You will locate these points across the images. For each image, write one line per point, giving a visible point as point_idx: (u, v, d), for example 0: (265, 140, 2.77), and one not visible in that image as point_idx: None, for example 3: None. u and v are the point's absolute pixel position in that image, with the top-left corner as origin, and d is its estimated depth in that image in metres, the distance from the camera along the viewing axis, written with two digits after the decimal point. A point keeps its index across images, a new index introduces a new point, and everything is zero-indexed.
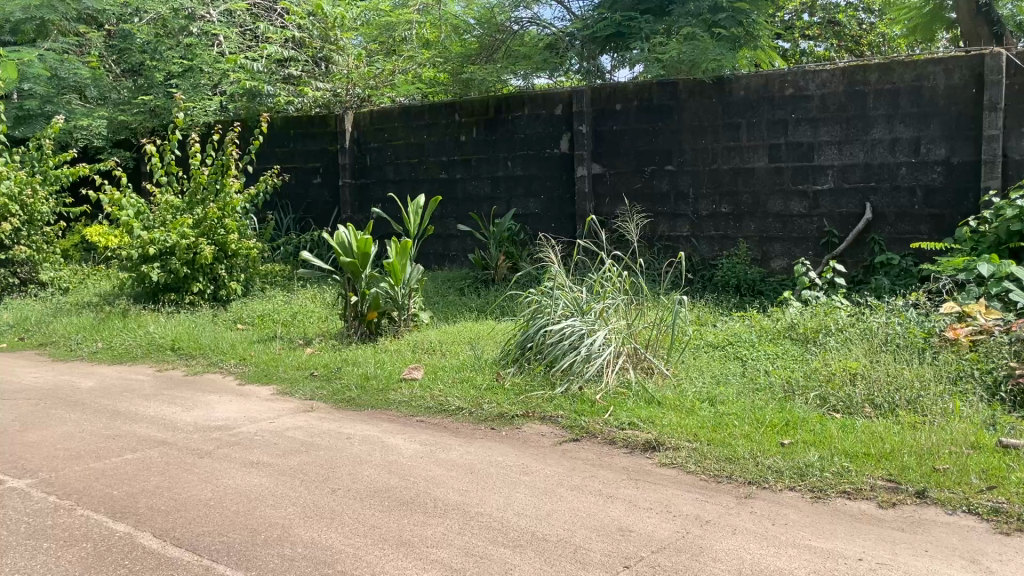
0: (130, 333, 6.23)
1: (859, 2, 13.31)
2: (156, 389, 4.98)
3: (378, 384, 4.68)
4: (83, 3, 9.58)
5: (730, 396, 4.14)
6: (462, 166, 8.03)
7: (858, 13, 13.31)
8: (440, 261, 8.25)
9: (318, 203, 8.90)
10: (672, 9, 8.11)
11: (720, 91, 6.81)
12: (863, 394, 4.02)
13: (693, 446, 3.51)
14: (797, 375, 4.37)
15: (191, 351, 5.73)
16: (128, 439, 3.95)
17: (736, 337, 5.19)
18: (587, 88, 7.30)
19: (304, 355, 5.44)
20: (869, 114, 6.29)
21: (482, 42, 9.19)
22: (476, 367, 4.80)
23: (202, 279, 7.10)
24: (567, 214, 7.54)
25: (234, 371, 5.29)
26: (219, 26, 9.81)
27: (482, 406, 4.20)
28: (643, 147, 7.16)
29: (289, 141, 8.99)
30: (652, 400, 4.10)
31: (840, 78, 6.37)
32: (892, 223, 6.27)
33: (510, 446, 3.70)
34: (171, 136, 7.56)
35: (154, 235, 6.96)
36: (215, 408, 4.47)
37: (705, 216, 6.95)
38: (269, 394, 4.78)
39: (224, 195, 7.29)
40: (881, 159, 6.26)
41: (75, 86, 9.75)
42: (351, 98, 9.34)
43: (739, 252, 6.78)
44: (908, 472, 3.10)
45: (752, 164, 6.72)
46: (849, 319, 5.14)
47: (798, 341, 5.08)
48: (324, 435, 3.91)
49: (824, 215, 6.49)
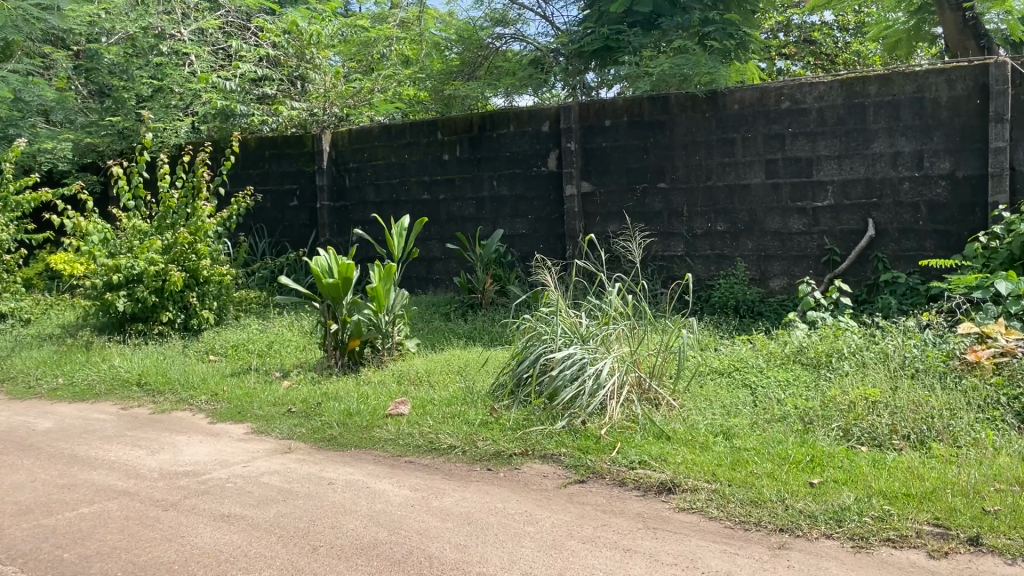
0: (93, 367, 5.81)
1: (835, 21, 13.24)
2: (119, 429, 4.57)
3: (361, 420, 4.31)
4: (48, 22, 9.30)
5: (746, 428, 3.82)
6: (445, 186, 7.72)
7: (834, 31, 13.26)
8: (424, 285, 7.91)
9: (295, 226, 8.53)
10: (661, 22, 7.88)
11: (714, 105, 6.56)
12: (890, 424, 3.72)
13: (713, 487, 3.19)
14: (814, 404, 4.06)
15: (159, 386, 5.33)
16: (85, 489, 3.56)
17: (743, 362, 4.88)
18: (574, 103, 7.03)
19: (280, 389, 5.06)
20: (869, 127, 6.05)
21: (463, 58, 8.98)
22: (469, 401, 4.44)
23: (172, 308, 6.72)
24: (556, 235, 7.24)
25: (206, 408, 4.90)
26: (191, 44, 9.50)
27: (476, 444, 3.86)
28: (634, 164, 6.88)
29: (264, 161, 8.64)
30: (660, 435, 3.77)
31: (838, 90, 6.13)
32: (896, 240, 6.02)
33: (509, 490, 3.36)
34: (138, 157, 7.15)
35: (119, 261, 6.56)
36: (183, 452, 4.07)
37: (700, 235, 6.67)
38: (243, 433, 4.40)
39: (196, 219, 6.90)
40: (882, 173, 6.02)
41: (39, 109, 9.34)
42: (329, 118, 9.01)
43: (737, 272, 6.50)
44: (957, 515, 2.80)
45: (748, 181, 6.46)
46: (861, 342, 4.86)
47: (809, 365, 4.77)
48: (304, 481, 3.55)
49: (825, 232, 6.23)
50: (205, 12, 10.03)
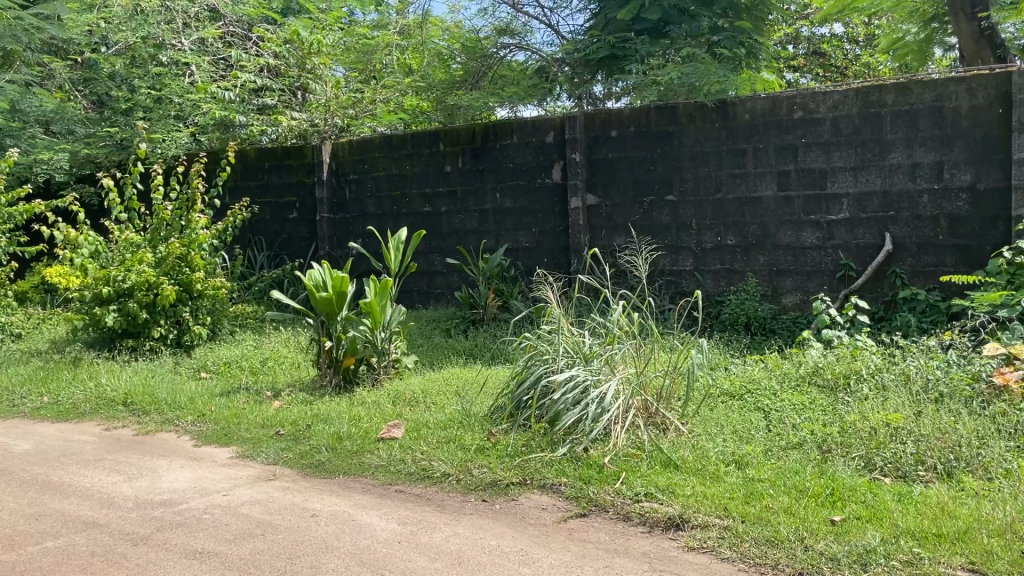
0: (79, 385, 5.60)
1: (844, 33, 13.03)
2: (98, 453, 4.35)
3: (351, 445, 4.08)
4: (48, 31, 9.20)
5: (761, 457, 3.58)
6: (447, 199, 7.51)
7: (844, 43, 13.09)
8: (425, 300, 7.69)
9: (294, 239, 8.32)
10: (670, 30, 7.69)
11: (724, 115, 6.33)
12: (914, 453, 3.49)
13: (724, 523, 2.94)
14: (832, 431, 3.83)
15: (144, 405, 5.11)
16: (53, 519, 3.34)
17: (755, 383, 4.63)
18: (579, 113, 6.82)
19: (269, 409, 4.83)
20: (886, 137, 5.82)
21: (467, 68, 8.81)
22: (466, 425, 4.20)
23: (164, 323, 6.49)
24: (561, 248, 7.02)
25: (192, 430, 4.67)
26: (191, 55, 9.33)
27: (472, 472, 3.62)
28: (641, 176, 6.66)
29: (262, 173, 8.45)
30: (668, 463, 3.53)
31: (853, 99, 5.90)
32: (914, 254, 5.77)
33: (505, 525, 3.12)
34: (132, 168, 6.95)
35: (108, 274, 6.39)
36: (162, 478, 3.85)
37: (710, 248, 6.44)
38: (228, 457, 4.17)
39: (190, 231, 6.70)
40: (900, 186, 5.78)
41: (38, 120, 9.19)
42: (329, 128, 8.65)
43: (748, 288, 6.25)
44: (994, 559, 2.54)
45: (759, 193, 6.23)
46: (880, 363, 4.62)
47: (826, 388, 4.52)
48: (286, 513, 3.31)
49: (840, 247, 5.99)
50: (206, 22, 9.80)
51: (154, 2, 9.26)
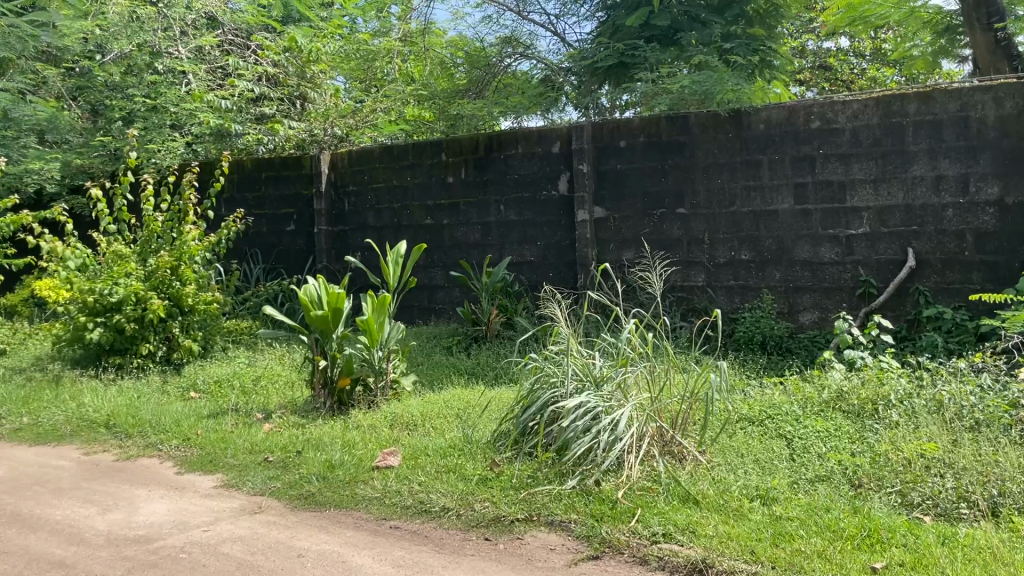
0: (61, 406, 5.33)
1: (849, 47, 12.87)
2: (74, 481, 4.07)
3: (344, 474, 3.79)
4: (41, 39, 9.05)
5: (789, 492, 3.29)
6: (450, 211, 7.26)
7: (850, 57, 12.89)
8: (426, 316, 7.41)
9: (291, 252, 8.04)
10: (680, 37, 7.48)
11: (738, 124, 6.07)
12: (956, 488, 3.20)
13: (753, 570, 2.66)
14: (863, 463, 3.54)
15: (127, 428, 4.83)
16: (16, 558, 3.06)
17: (776, 408, 4.35)
18: (587, 123, 6.57)
19: (259, 433, 4.55)
20: (908, 148, 5.55)
21: (471, 77, 8.67)
22: (467, 452, 3.92)
23: (153, 339, 6.22)
24: (567, 263, 6.75)
25: (176, 456, 4.39)
26: (188, 62, 9.09)
27: (473, 507, 3.34)
28: (651, 189, 6.40)
29: (259, 184, 8.18)
30: (687, 498, 3.24)
31: (874, 108, 5.63)
32: (939, 271, 5.49)
33: (511, 568, 2.84)
34: (122, 177, 6.70)
35: (96, 287, 6.12)
36: (138, 511, 3.57)
37: (722, 264, 6.17)
38: (211, 487, 3.89)
39: (181, 243, 6.45)
40: (923, 199, 5.51)
41: (30, 129, 8.95)
42: (328, 139, 8.56)
43: (763, 305, 5.97)
44: None
45: (775, 207, 5.97)
46: (909, 388, 4.33)
47: (852, 414, 4.23)
48: (269, 552, 3.04)
49: (860, 263, 5.72)
50: (204, 30, 9.62)
51: (150, 9, 9.04)
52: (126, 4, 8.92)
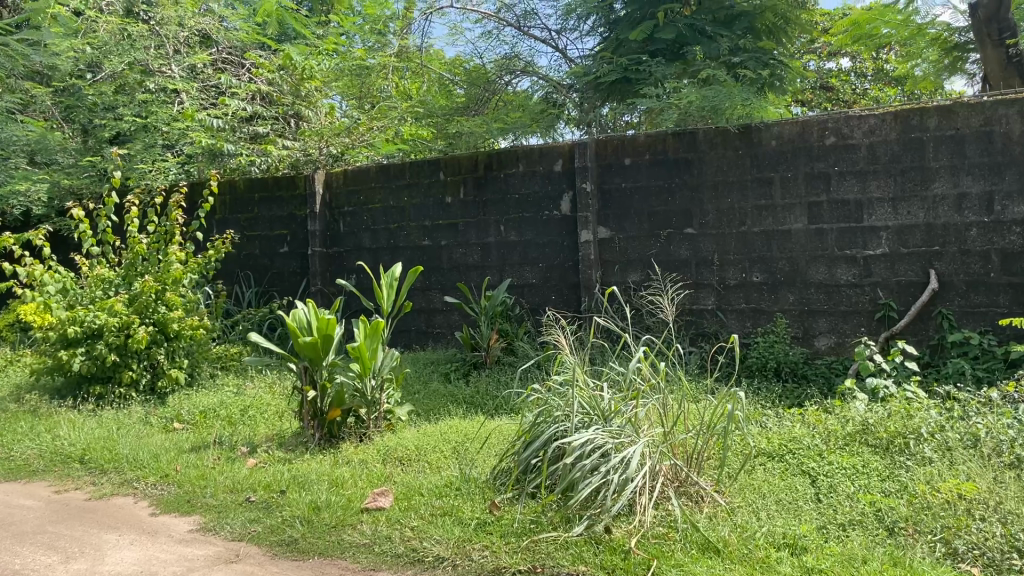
0: (35, 439, 5.03)
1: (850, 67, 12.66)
2: (39, 524, 3.76)
3: (329, 517, 3.48)
4: (30, 57, 9.12)
5: (820, 539, 2.98)
6: (448, 232, 6.99)
7: (850, 78, 12.69)
8: (423, 340, 7.12)
9: (284, 275, 7.76)
10: (686, 52, 7.28)
11: (748, 141, 5.81)
12: (1008, 535, 2.89)
13: None
14: (898, 505, 3.24)
15: (103, 463, 4.53)
16: None
17: (796, 441, 4.06)
18: (590, 139, 6.31)
19: (243, 470, 4.24)
20: (929, 165, 5.29)
21: (470, 95, 8.84)
22: (464, 492, 3.61)
23: (136, 367, 5.91)
24: (571, 285, 6.46)
25: (153, 494, 4.09)
26: (180, 80, 8.86)
27: (470, 556, 3.04)
28: (657, 208, 6.13)
29: (251, 204, 7.92)
30: (707, 546, 2.94)
31: (892, 123, 5.37)
32: (963, 294, 5.20)
33: None
34: (106, 198, 6.42)
35: (77, 313, 5.83)
36: (104, 560, 3.26)
37: (733, 286, 5.89)
38: (187, 530, 3.59)
39: (166, 266, 6.16)
40: (945, 218, 5.24)
41: (19, 149, 8.72)
42: (324, 158, 8.17)
43: (777, 329, 5.68)
44: None
45: (788, 226, 5.70)
46: (940, 420, 4.03)
47: (879, 448, 3.92)
48: None
49: (878, 285, 5.43)
50: (197, 48, 9.39)
51: (142, 27, 8.78)
52: (116, 21, 8.67)
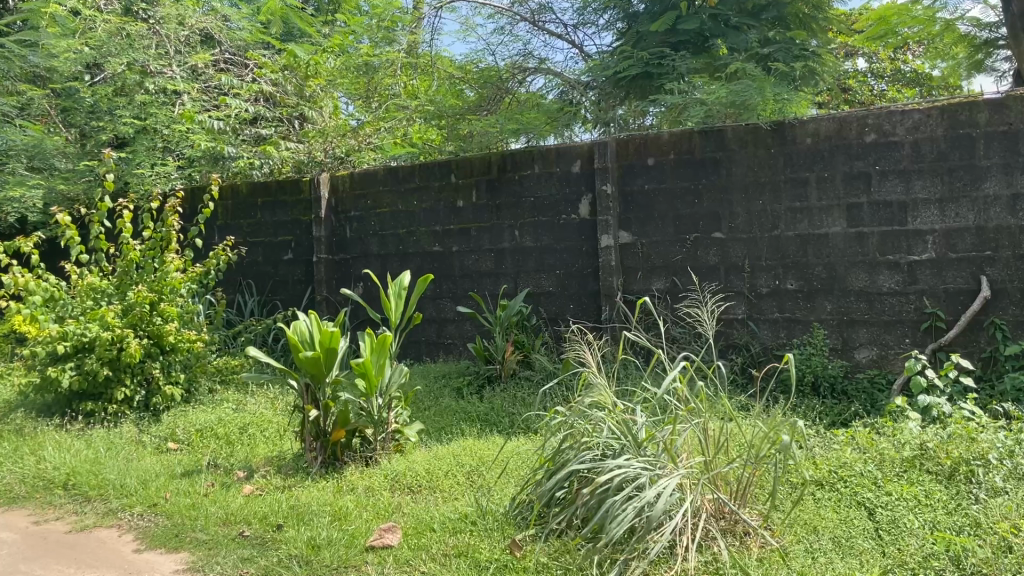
0: (18, 462, 4.67)
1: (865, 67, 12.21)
2: (11, 564, 3.39)
3: (330, 559, 3.10)
4: (27, 59, 8.80)
5: None
6: (460, 237, 6.63)
7: (868, 78, 12.19)
8: (433, 351, 6.76)
9: (288, 283, 7.40)
10: (712, 44, 6.97)
11: (781, 139, 5.43)
12: None
13: None
14: (978, 545, 2.84)
15: (88, 490, 4.17)
16: None
17: (847, 467, 3.66)
18: (611, 138, 5.94)
19: (239, 498, 3.88)
20: (978, 163, 4.89)
21: (481, 94, 8.51)
22: (482, 529, 3.24)
23: (130, 383, 5.57)
24: (590, 293, 6.08)
25: (139, 527, 3.72)
26: (181, 82, 8.53)
27: None
28: (683, 211, 5.75)
29: (254, 209, 7.58)
30: None
31: (938, 119, 4.98)
32: (1018, 302, 4.81)
33: None
34: (98, 203, 6.05)
35: (67, 327, 5.49)
36: None
37: (765, 294, 5.49)
38: (173, 571, 3.21)
39: (161, 274, 5.83)
40: (998, 221, 4.84)
41: (13, 153, 8.38)
42: (329, 160, 7.81)
43: (814, 340, 5.29)
44: None
45: (825, 230, 5.30)
46: (1009, 444, 3.63)
47: (941, 476, 3.53)
48: None
49: (924, 293, 5.03)
50: (199, 47, 9.06)
51: (140, 26, 8.45)
52: (115, 20, 8.33)
